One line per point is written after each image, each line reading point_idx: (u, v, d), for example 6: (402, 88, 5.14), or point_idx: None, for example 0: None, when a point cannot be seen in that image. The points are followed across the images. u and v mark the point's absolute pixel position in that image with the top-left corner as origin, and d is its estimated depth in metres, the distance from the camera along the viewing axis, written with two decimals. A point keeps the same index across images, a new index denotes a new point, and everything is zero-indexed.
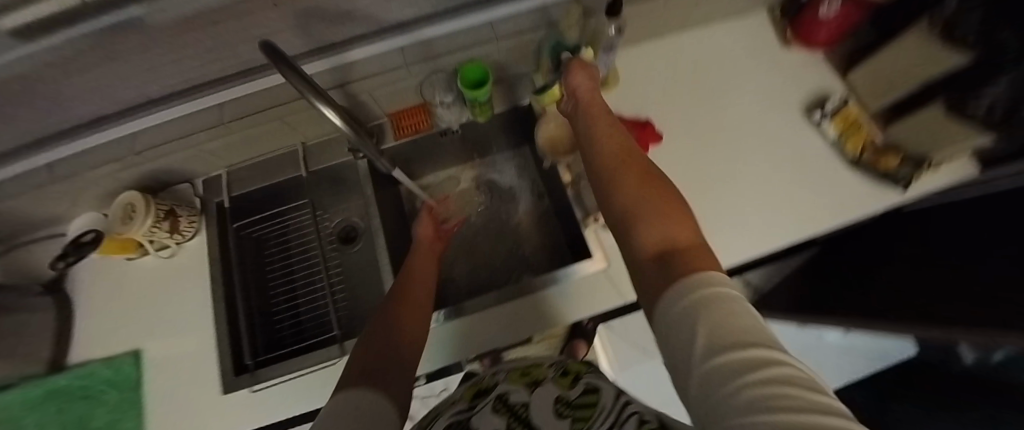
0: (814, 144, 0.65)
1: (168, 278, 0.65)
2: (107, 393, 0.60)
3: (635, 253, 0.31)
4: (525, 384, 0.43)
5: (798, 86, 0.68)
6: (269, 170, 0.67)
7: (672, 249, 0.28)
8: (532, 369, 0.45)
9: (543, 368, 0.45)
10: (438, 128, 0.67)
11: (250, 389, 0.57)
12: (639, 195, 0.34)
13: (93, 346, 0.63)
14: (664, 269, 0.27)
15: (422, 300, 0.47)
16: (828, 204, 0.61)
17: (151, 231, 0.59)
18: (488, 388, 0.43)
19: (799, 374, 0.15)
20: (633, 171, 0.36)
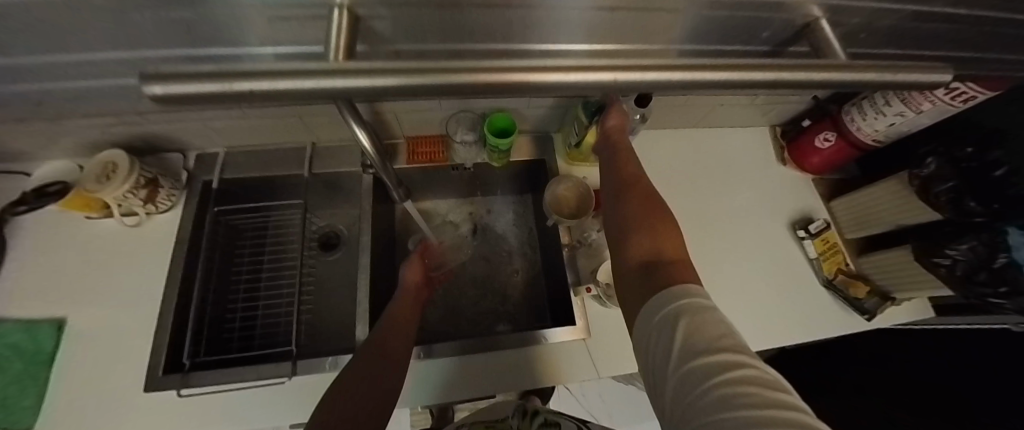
0: (795, 258, 0.69)
1: (125, 248, 0.60)
2: (9, 362, 0.52)
3: (628, 257, 0.38)
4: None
5: (788, 202, 0.73)
6: (269, 163, 0.64)
7: (660, 260, 0.35)
8: None
9: None
10: (451, 162, 0.68)
11: (176, 393, 0.50)
12: (642, 217, 0.40)
13: (11, 307, 0.55)
14: (650, 274, 0.33)
15: (395, 354, 0.46)
16: (802, 320, 0.64)
17: (122, 197, 0.55)
18: None
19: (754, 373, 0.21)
20: (641, 195, 0.43)
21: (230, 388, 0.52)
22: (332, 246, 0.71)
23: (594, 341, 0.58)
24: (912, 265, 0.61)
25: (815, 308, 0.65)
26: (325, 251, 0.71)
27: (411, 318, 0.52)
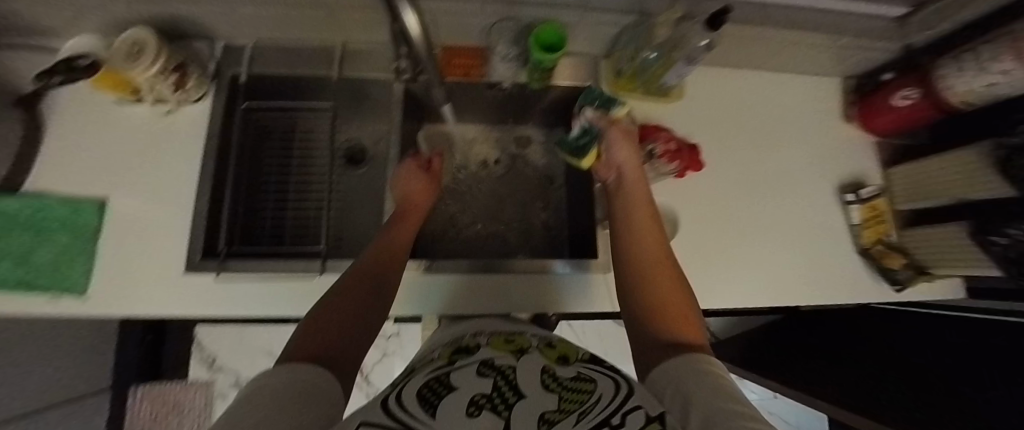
0: (839, 222, 0.66)
1: (159, 136, 0.60)
2: (57, 232, 0.54)
3: (636, 304, 0.39)
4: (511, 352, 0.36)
5: (842, 163, 0.68)
6: (297, 60, 0.61)
7: (672, 314, 0.36)
8: (516, 341, 0.41)
9: (526, 342, 0.41)
10: (489, 80, 0.63)
11: (215, 275, 0.53)
12: (649, 266, 0.42)
13: (58, 183, 0.57)
14: (662, 328, 0.35)
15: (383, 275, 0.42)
16: (829, 283, 0.63)
17: (152, 80, 0.53)
18: (472, 349, 0.38)
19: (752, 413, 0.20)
20: (653, 236, 0.45)
21: (264, 277, 0.55)
22: (358, 159, 0.70)
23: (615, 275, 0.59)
24: (956, 244, 0.58)
25: (847, 273, 0.64)
26: (351, 163, 0.70)
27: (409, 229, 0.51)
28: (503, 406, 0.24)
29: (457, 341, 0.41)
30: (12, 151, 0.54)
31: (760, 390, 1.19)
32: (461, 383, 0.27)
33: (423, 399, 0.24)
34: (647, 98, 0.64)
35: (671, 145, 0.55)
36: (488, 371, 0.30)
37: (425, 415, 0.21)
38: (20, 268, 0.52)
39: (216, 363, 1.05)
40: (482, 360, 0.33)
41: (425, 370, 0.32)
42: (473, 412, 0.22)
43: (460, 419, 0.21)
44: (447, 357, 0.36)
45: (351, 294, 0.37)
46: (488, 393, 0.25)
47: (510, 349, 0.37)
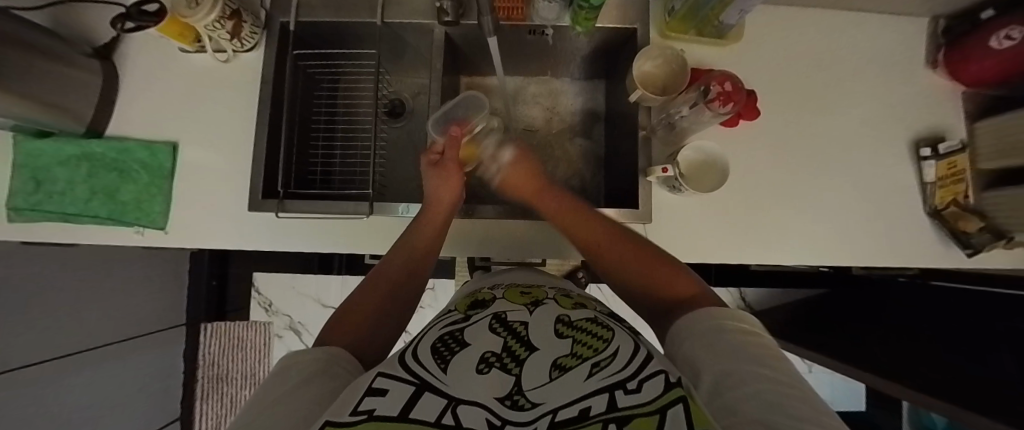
0: (905, 181, 0.60)
1: (217, 85, 0.63)
2: (139, 173, 0.61)
3: (628, 290, 0.41)
4: (524, 304, 0.33)
5: (919, 114, 0.61)
6: (342, 7, 0.61)
7: (650, 278, 0.39)
8: (532, 292, 0.38)
9: (542, 292, 0.38)
10: (532, 23, 0.61)
11: (275, 215, 0.58)
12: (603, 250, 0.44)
13: (135, 128, 0.63)
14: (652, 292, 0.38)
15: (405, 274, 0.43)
16: (885, 245, 0.59)
17: (211, 27, 0.55)
18: (488, 302, 0.36)
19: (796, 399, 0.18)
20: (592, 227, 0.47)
21: (315, 219, 0.60)
22: (398, 113, 0.72)
23: (655, 225, 0.58)
24: None
25: (909, 236, 0.59)
26: (392, 118, 0.72)
27: (441, 218, 0.51)
28: (514, 364, 0.23)
29: (475, 292, 0.40)
30: (95, 96, 0.60)
31: (794, 363, 1.18)
32: (473, 339, 0.26)
33: (437, 352, 0.25)
34: (702, 40, 0.59)
35: (728, 87, 0.50)
36: (498, 327, 0.28)
37: (437, 375, 0.22)
38: (115, 204, 0.60)
39: (272, 307, 1.16)
40: (495, 314, 0.31)
41: (438, 326, 0.31)
42: (483, 370, 0.23)
43: (465, 382, 0.21)
44: (462, 311, 0.34)
45: (375, 291, 0.40)
46: (498, 352, 0.25)
47: (524, 301, 0.34)
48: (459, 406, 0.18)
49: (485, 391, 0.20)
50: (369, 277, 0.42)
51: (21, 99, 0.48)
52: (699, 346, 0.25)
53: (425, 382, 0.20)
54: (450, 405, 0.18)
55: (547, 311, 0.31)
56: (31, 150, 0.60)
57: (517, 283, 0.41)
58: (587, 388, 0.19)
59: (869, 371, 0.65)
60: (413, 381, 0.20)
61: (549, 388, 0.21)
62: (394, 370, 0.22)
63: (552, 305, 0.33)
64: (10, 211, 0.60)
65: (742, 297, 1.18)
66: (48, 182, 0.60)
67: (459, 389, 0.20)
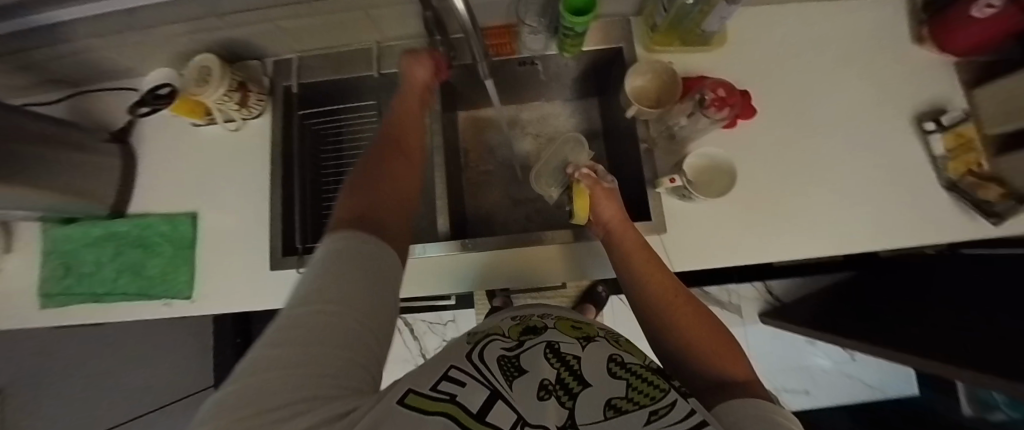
0: (914, 158, 0.60)
1: (228, 152, 0.66)
2: (162, 246, 0.63)
3: (676, 352, 0.37)
4: (577, 338, 0.32)
5: (915, 89, 0.61)
6: (339, 65, 0.65)
7: (712, 350, 0.35)
8: (584, 328, 0.37)
9: (595, 331, 0.37)
10: (521, 55, 0.64)
11: (296, 271, 0.60)
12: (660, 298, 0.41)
13: (154, 203, 0.65)
14: (710, 366, 0.34)
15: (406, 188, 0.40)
16: (906, 224, 0.58)
17: (221, 100, 0.58)
18: (541, 329, 0.34)
19: None
20: (656, 274, 0.43)
21: None
22: None
23: (670, 235, 0.58)
24: None
25: (931, 211, 0.58)
26: None
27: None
28: (568, 397, 0.23)
29: (526, 316, 0.40)
30: (116, 178, 0.63)
31: (835, 353, 1.15)
32: (529, 365, 0.26)
33: (499, 369, 0.25)
34: (688, 49, 0.61)
35: (722, 93, 0.51)
36: (552, 356, 0.28)
37: (501, 388, 0.22)
38: (142, 279, 0.62)
39: None
40: (549, 342, 0.30)
41: (494, 340, 0.31)
42: (543, 397, 0.23)
43: (525, 403, 0.22)
44: (512, 335, 0.32)
45: (386, 191, 0.38)
46: (554, 381, 0.25)
47: (577, 335, 0.33)
48: (529, 427, 0.17)
49: (547, 419, 0.21)
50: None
51: (47, 190, 0.51)
52: (753, 424, 0.23)
53: (495, 393, 0.21)
54: (520, 422, 0.18)
55: (600, 350, 0.30)
56: (61, 236, 0.63)
57: (569, 317, 0.41)
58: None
59: (914, 354, 0.62)
60: (485, 387, 0.21)
61: (603, 426, 0.20)
62: (465, 367, 0.24)
63: (605, 343, 0.32)
64: (44, 298, 0.63)
65: (769, 290, 1.16)
66: (76, 264, 0.63)
67: (523, 410, 0.20)
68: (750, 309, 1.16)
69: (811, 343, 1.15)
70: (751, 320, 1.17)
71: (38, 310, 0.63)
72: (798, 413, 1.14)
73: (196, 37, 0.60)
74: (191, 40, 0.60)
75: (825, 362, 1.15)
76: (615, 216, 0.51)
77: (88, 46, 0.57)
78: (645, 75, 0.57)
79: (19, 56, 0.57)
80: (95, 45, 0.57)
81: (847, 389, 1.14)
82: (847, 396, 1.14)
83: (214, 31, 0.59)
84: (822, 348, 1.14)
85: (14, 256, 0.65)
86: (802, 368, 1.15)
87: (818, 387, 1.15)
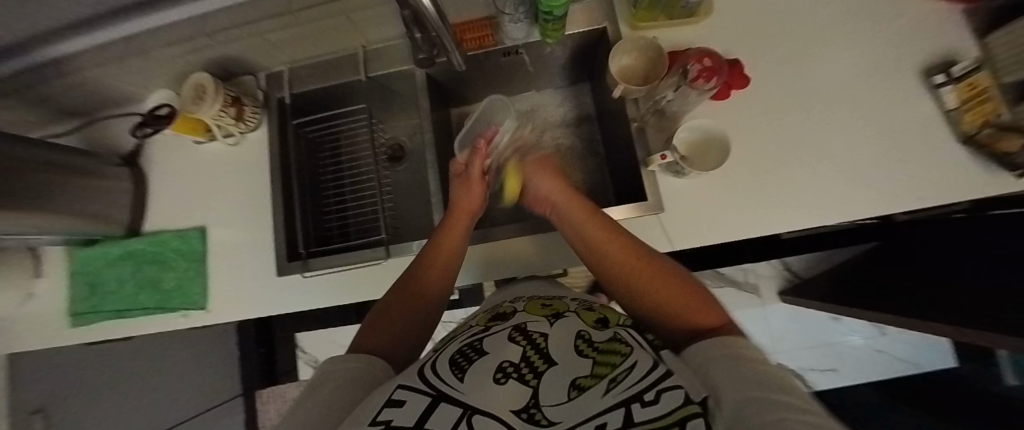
0: (924, 114, 0.56)
1: (230, 166, 0.68)
2: (176, 261, 0.66)
3: (644, 313, 0.38)
4: (545, 316, 0.34)
5: (920, 42, 0.58)
6: (327, 73, 0.66)
7: (672, 301, 0.36)
8: (553, 304, 0.38)
9: (564, 305, 0.38)
10: (504, 45, 0.63)
11: (301, 275, 0.62)
12: (617, 262, 0.41)
13: (165, 220, 0.68)
14: (675, 318, 0.34)
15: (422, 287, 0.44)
16: (922, 185, 0.54)
17: (217, 116, 0.60)
18: (508, 315, 0.36)
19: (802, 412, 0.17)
20: (608, 239, 0.44)
21: (339, 272, 0.62)
22: (399, 156, 0.75)
23: (669, 214, 0.57)
24: None
25: (948, 168, 0.54)
26: (393, 161, 0.76)
27: (462, 228, 0.52)
28: (531, 375, 0.25)
29: (495, 307, 0.41)
30: (128, 199, 0.66)
31: (863, 329, 1.10)
32: (491, 348, 0.28)
33: (455, 364, 0.26)
34: (674, 22, 0.60)
35: (709, 63, 0.50)
36: (517, 336, 0.30)
37: (453, 385, 0.24)
38: (159, 293, 0.65)
39: (320, 363, 1.14)
40: (515, 325, 0.32)
41: (459, 337, 0.33)
42: (500, 380, 0.24)
43: (481, 391, 0.23)
44: (482, 323, 0.35)
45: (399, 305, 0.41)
46: (516, 363, 0.26)
47: (544, 313, 0.35)
48: (473, 417, 0.20)
49: (502, 404, 0.22)
50: (394, 287, 0.45)
51: (64, 215, 0.54)
52: (718, 374, 0.24)
53: (442, 394, 0.23)
54: (465, 414, 0.21)
55: (568, 325, 0.31)
56: (84, 258, 0.67)
57: (539, 297, 0.41)
58: (603, 404, 0.20)
59: (942, 321, 0.59)
60: (430, 394, 0.23)
61: (566, 406, 0.22)
62: (413, 383, 0.24)
63: (574, 318, 0.33)
64: (74, 317, 0.66)
65: (787, 267, 1.12)
66: (101, 283, 0.66)
67: (474, 397, 0.22)
68: (767, 288, 1.13)
69: (835, 319, 1.10)
70: (769, 299, 1.13)
71: (70, 330, 0.67)
72: (827, 392, 1.11)
73: (190, 58, 0.62)
74: (185, 61, 0.63)
75: (852, 339, 1.10)
76: (561, 190, 0.52)
77: (91, 76, 0.60)
78: (629, 53, 0.56)
79: (31, 92, 0.61)
80: (98, 75, 0.60)
81: (878, 365, 1.09)
82: (879, 372, 1.09)
83: (206, 51, 0.61)
84: (849, 324, 1.10)
85: (44, 280, 0.69)
86: (828, 346, 1.11)
87: (846, 364, 1.10)
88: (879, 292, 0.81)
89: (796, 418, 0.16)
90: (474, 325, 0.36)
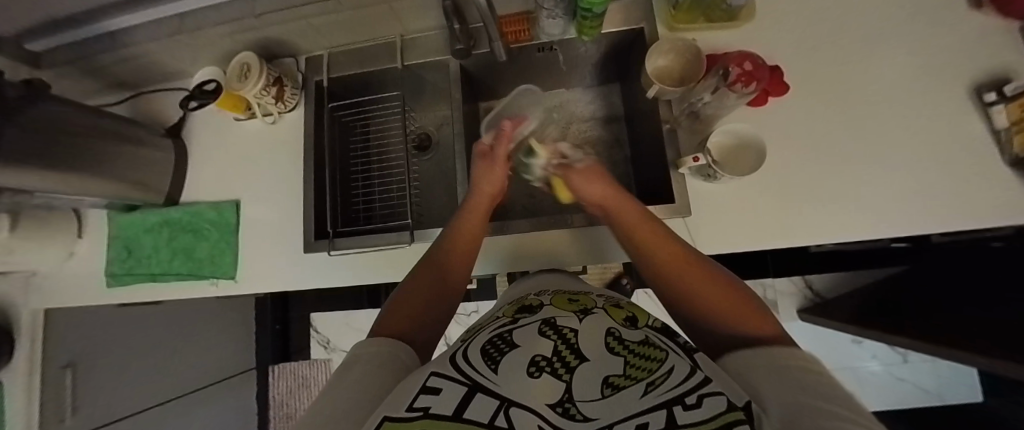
0: (971, 133, 0.54)
1: (266, 145, 0.71)
2: (210, 231, 0.69)
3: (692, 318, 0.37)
4: (573, 312, 0.34)
5: (972, 58, 0.56)
6: (366, 59, 0.68)
7: (721, 305, 0.35)
8: (580, 299, 0.39)
9: (591, 301, 0.38)
10: (539, 40, 0.64)
11: (327, 253, 0.63)
12: (664, 265, 0.42)
13: (202, 192, 0.71)
14: (726, 323, 0.34)
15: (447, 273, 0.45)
16: (965, 206, 0.52)
17: (259, 95, 0.62)
18: (535, 307, 0.37)
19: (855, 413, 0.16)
20: (655, 241, 0.44)
21: (363, 252, 0.64)
22: (426, 146, 0.76)
23: (696, 218, 0.56)
24: None
25: (996, 191, 0.52)
26: (419, 150, 0.77)
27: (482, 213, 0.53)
28: (564, 371, 0.25)
29: (522, 299, 0.41)
30: (170, 169, 0.69)
31: (884, 354, 1.06)
32: (522, 340, 0.29)
33: (487, 355, 0.27)
34: (714, 25, 0.59)
35: (748, 67, 0.50)
36: (548, 331, 0.30)
37: (487, 376, 0.24)
38: (192, 261, 0.68)
39: (331, 344, 1.19)
40: (544, 319, 0.33)
41: (488, 328, 0.34)
42: (534, 374, 0.24)
43: (514, 384, 0.23)
44: (509, 314, 0.36)
45: (422, 287, 0.42)
46: (548, 357, 0.26)
47: (573, 309, 0.35)
48: (510, 409, 0.20)
49: (537, 398, 0.22)
50: (413, 271, 0.46)
51: (111, 179, 0.57)
52: (765, 380, 0.23)
53: (477, 383, 0.23)
54: (502, 406, 0.21)
55: (598, 322, 0.32)
56: (125, 223, 0.70)
57: (564, 291, 0.42)
58: (643, 405, 0.20)
59: (976, 350, 0.56)
60: (465, 382, 0.23)
61: (601, 405, 0.22)
62: (446, 371, 0.25)
63: (603, 315, 0.34)
64: (111, 278, 0.70)
65: (808, 285, 1.09)
66: (137, 248, 0.70)
67: (510, 391, 0.22)
68: (786, 305, 1.10)
69: (855, 342, 1.07)
70: (788, 317, 1.10)
71: (106, 290, 0.71)
72: None
73: (236, 38, 0.65)
74: (232, 41, 0.65)
75: (871, 364, 1.07)
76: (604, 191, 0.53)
77: (145, 49, 0.63)
78: (666, 54, 0.56)
79: (90, 62, 0.64)
80: (151, 49, 0.63)
81: (898, 392, 1.05)
82: (898, 400, 1.05)
83: (252, 32, 0.64)
84: (869, 348, 1.06)
85: (86, 240, 0.72)
86: (846, 369, 1.08)
87: (863, 390, 1.07)
88: (908, 317, 0.79)
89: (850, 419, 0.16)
90: (501, 316, 0.37)
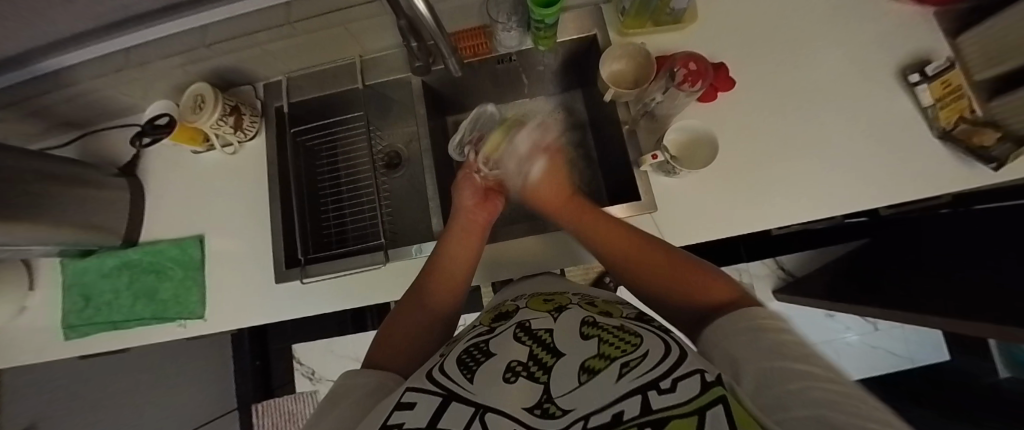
0: (902, 111, 0.59)
1: (229, 175, 0.69)
2: (175, 270, 0.66)
3: (665, 301, 0.39)
4: (548, 311, 0.35)
5: (896, 44, 0.61)
6: (325, 82, 0.68)
7: (687, 283, 0.37)
8: (556, 299, 0.39)
9: (567, 299, 0.39)
10: (498, 52, 0.65)
11: (300, 281, 0.62)
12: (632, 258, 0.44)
13: (163, 230, 0.68)
14: (695, 299, 0.36)
15: (433, 296, 0.45)
16: (904, 181, 0.56)
17: (217, 125, 0.61)
18: (512, 313, 0.37)
19: (835, 386, 0.17)
20: (624, 238, 0.47)
21: (337, 278, 0.63)
22: (397, 163, 0.76)
23: (661, 213, 0.58)
24: None
25: (931, 164, 0.56)
26: (391, 169, 0.76)
27: (466, 239, 0.53)
28: (541, 372, 0.25)
29: (499, 305, 0.42)
30: (126, 209, 0.66)
31: (858, 324, 1.12)
32: (498, 349, 0.29)
33: (464, 365, 0.27)
34: (661, 29, 0.62)
35: (693, 67, 0.52)
36: (524, 336, 0.30)
37: (463, 384, 0.24)
38: (156, 303, 0.65)
39: (316, 375, 1.14)
40: (520, 323, 0.33)
41: (466, 339, 0.34)
42: (510, 379, 0.24)
43: (490, 390, 0.23)
44: (487, 323, 0.36)
45: (410, 316, 0.42)
46: (525, 361, 0.26)
47: (548, 309, 0.36)
48: (487, 414, 0.21)
49: (514, 402, 0.22)
50: (405, 294, 0.46)
51: (62, 225, 0.54)
52: (740, 345, 0.25)
53: (452, 393, 0.23)
54: (477, 413, 0.21)
55: (573, 320, 0.32)
56: (80, 269, 0.67)
57: (539, 293, 0.42)
58: (619, 390, 0.20)
59: (932, 313, 0.59)
60: (440, 393, 0.23)
61: (577, 394, 0.22)
62: (423, 385, 0.25)
63: (578, 312, 0.34)
64: (68, 330, 0.66)
65: (780, 266, 1.14)
66: (95, 295, 0.66)
67: (485, 397, 0.23)
68: (763, 288, 1.14)
69: (830, 316, 1.12)
70: (766, 298, 1.14)
71: (63, 343, 0.66)
72: None
73: (188, 69, 0.63)
74: (184, 72, 0.64)
75: (848, 335, 1.12)
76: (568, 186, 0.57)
77: (89, 86, 0.61)
78: (617, 58, 0.58)
79: (26, 105, 0.61)
80: (96, 86, 0.61)
81: (874, 359, 1.11)
82: (877, 366, 1.11)
83: (205, 62, 0.63)
84: (842, 320, 1.11)
85: (38, 292, 0.68)
86: (824, 343, 1.12)
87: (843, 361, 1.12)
88: (869, 288, 0.83)
89: (824, 388, 0.17)
90: (478, 326, 0.37)
